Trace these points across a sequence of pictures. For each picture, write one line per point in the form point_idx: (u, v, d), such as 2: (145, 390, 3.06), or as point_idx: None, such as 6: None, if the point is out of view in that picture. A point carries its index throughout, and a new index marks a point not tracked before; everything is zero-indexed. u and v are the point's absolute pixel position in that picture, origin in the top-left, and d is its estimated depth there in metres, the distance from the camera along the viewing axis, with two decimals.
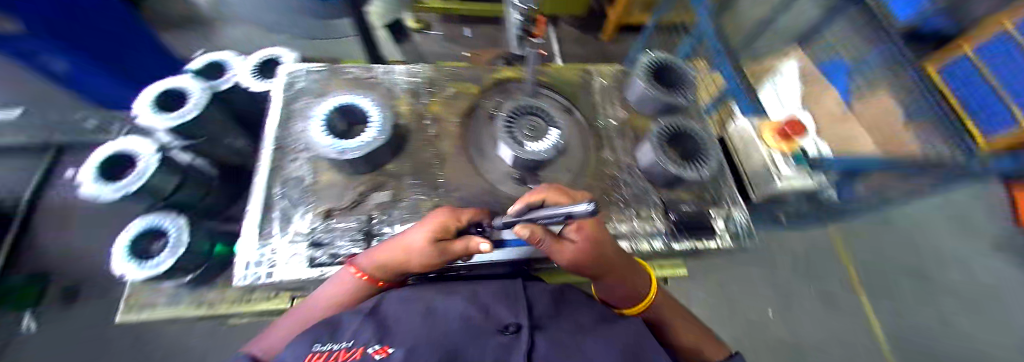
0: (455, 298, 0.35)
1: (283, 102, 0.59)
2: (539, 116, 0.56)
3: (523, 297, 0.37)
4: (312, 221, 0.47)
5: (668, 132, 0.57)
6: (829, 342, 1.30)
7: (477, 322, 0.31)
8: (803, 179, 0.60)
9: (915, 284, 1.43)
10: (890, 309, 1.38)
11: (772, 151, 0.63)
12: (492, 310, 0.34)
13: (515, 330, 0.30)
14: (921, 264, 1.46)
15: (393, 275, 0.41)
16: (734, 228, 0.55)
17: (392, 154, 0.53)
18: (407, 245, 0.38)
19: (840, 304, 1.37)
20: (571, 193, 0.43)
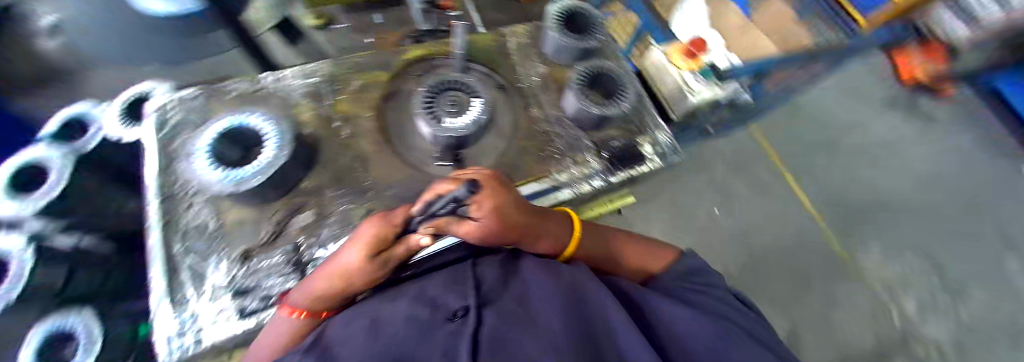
0: (402, 303, 0.37)
1: (156, 142, 0.48)
2: (460, 90, 0.53)
3: (469, 279, 0.39)
4: (231, 268, 0.43)
5: (586, 76, 0.58)
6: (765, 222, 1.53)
7: (424, 318, 0.32)
8: (711, 89, 0.66)
9: (822, 152, 1.69)
10: (807, 179, 1.63)
11: (684, 72, 0.67)
12: (440, 301, 0.36)
13: (461, 314, 0.32)
14: (824, 134, 1.73)
15: (339, 301, 0.39)
16: (661, 149, 0.59)
17: (304, 169, 0.48)
18: (341, 266, 0.36)
19: (769, 188, 1.59)
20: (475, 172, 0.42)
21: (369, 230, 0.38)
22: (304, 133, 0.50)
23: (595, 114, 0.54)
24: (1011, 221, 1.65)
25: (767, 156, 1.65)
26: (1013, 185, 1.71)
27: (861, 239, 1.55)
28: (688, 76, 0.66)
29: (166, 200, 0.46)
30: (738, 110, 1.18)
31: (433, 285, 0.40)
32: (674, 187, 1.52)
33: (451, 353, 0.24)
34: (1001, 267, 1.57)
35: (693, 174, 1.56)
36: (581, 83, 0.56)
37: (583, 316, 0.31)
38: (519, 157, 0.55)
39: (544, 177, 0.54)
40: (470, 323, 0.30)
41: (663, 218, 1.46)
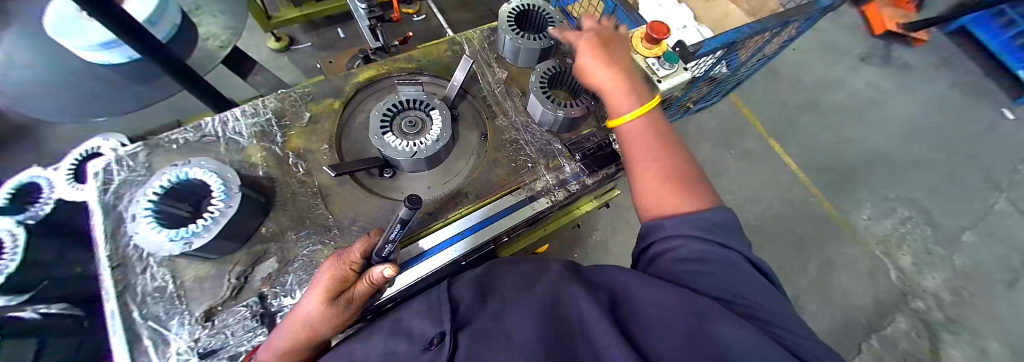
0: (376, 338, 0.34)
1: (100, 205, 0.45)
2: (418, 109, 0.51)
3: (446, 299, 0.36)
4: (192, 332, 0.40)
5: (547, 76, 0.55)
6: (754, 191, 1.53)
7: (399, 353, 0.30)
8: (677, 73, 0.65)
9: (804, 114, 1.70)
10: (792, 143, 1.63)
11: (647, 59, 0.65)
12: (415, 331, 0.33)
13: (438, 342, 0.30)
14: (803, 96, 1.73)
15: (312, 349, 0.37)
16: None
17: (262, 213, 0.45)
18: (306, 316, 0.35)
19: (755, 156, 1.59)
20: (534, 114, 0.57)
21: (329, 273, 0.36)
22: (260, 176, 0.48)
23: (559, 114, 0.52)
24: (992, 158, 1.68)
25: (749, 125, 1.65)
26: (993, 125, 1.74)
27: (849, 196, 1.57)
28: (653, 63, 0.65)
29: (114, 266, 0.42)
30: (714, 83, 1.17)
31: (405, 312, 0.37)
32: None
33: None
34: (986, 205, 1.60)
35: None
36: (543, 85, 0.54)
37: (560, 327, 0.29)
38: (489, 169, 0.53)
39: (518, 188, 0.52)
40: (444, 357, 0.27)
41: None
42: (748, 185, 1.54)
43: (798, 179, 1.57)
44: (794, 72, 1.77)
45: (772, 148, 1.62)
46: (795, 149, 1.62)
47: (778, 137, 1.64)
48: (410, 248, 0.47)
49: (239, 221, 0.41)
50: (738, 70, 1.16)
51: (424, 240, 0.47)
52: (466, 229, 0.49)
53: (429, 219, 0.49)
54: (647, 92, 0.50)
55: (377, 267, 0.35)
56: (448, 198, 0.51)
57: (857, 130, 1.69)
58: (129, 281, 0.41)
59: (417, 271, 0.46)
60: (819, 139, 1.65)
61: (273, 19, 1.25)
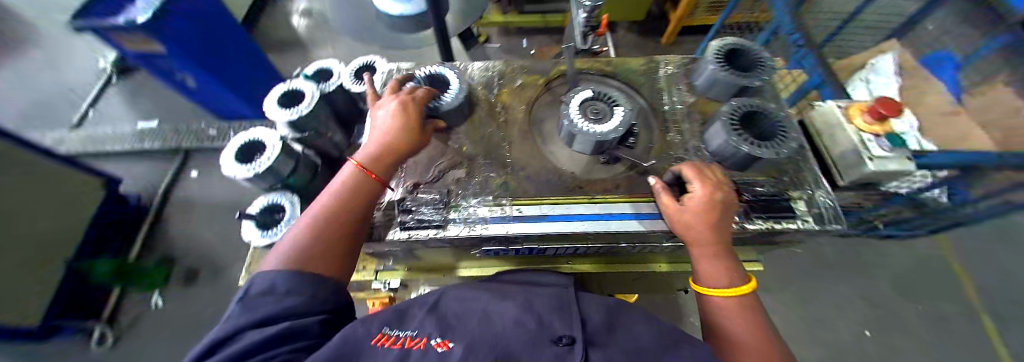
0: (509, 307, 0.47)
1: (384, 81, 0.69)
2: (604, 103, 0.57)
3: (574, 313, 0.47)
4: (400, 191, 0.55)
5: (738, 113, 0.54)
6: (866, 350, 1.28)
7: (531, 328, 0.41)
8: (897, 162, 0.53)
9: (968, 267, 1.42)
10: (945, 323, 1.33)
11: (862, 133, 0.56)
12: (544, 320, 0.44)
13: (566, 341, 0.38)
14: (963, 245, 1.47)
15: (396, 155, 0.48)
16: (819, 212, 0.52)
17: (463, 118, 0.61)
18: (385, 124, 0.48)
19: (879, 291, 1.38)
20: (705, 170, 0.49)
21: (381, 116, 0.49)
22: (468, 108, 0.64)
23: (753, 157, 0.50)
24: None
25: (885, 254, 1.44)
26: None
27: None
28: (869, 137, 0.55)
29: None
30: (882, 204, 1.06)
31: (538, 303, 0.50)
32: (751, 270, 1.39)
33: None
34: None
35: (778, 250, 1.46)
36: (735, 123, 0.53)
37: None
38: (643, 177, 0.56)
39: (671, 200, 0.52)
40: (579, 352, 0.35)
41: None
42: (867, 344, 1.29)
43: (939, 345, 1.29)
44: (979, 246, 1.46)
45: (908, 293, 1.37)
46: (951, 332, 1.31)
47: (924, 306, 1.36)
48: (561, 206, 0.53)
49: (450, 112, 0.56)
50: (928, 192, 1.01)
51: (576, 205, 0.53)
52: (619, 213, 0.52)
53: (575, 192, 0.55)
54: (741, 275, 0.47)
55: (417, 89, 0.54)
56: (605, 182, 0.56)
57: None
58: None
59: (555, 227, 0.51)
60: (993, 334, 1.31)
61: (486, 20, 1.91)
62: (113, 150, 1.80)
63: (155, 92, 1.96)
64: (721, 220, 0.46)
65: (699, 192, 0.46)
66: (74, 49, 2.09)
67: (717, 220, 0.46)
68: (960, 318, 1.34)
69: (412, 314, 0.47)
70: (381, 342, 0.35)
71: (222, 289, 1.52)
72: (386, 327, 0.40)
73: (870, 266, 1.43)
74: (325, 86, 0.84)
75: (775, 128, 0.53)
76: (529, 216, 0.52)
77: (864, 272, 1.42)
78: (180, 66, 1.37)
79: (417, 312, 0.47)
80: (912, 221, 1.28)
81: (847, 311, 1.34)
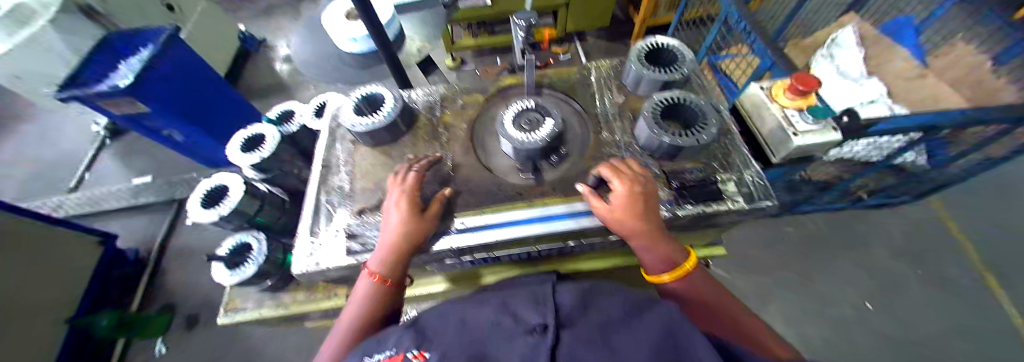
0: (485, 313, 0.42)
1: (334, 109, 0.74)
2: (537, 111, 0.60)
3: (550, 302, 0.42)
4: (350, 218, 0.58)
5: (662, 107, 0.57)
6: (876, 325, 1.21)
7: (506, 325, 0.38)
8: (821, 134, 0.55)
9: (963, 226, 1.38)
10: (954, 287, 1.27)
11: (786, 109, 0.57)
12: (519, 317, 0.40)
13: (541, 329, 0.35)
14: (956, 205, 1.42)
15: (403, 260, 0.51)
16: (748, 191, 0.53)
17: (406, 126, 0.66)
18: (392, 230, 0.50)
19: (877, 260, 1.33)
20: (622, 166, 0.51)
21: (388, 224, 0.51)
22: (413, 132, 0.67)
23: (676, 147, 0.52)
24: None
25: (877, 223, 1.40)
26: None
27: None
28: (791, 113, 0.57)
29: (324, 166, 0.66)
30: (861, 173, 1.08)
31: (514, 301, 0.46)
32: (742, 255, 1.36)
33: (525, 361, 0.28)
34: None
35: (768, 228, 1.42)
36: (656, 116, 0.56)
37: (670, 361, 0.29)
38: (578, 177, 0.58)
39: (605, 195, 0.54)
40: (549, 341, 0.31)
41: (730, 272, 1.32)
42: (876, 318, 1.22)
43: (948, 308, 1.23)
44: (973, 206, 1.43)
45: (906, 259, 1.32)
46: (961, 296, 1.25)
47: (929, 272, 1.30)
48: (500, 213, 0.55)
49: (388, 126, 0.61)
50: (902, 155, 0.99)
51: (513, 211, 0.55)
52: (556, 213, 0.54)
53: (517, 199, 0.57)
54: (681, 252, 0.50)
55: (414, 178, 0.55)
56: (543, 186, 0.59)
57: None
58: (330, 178, 0.64)
59: (498, 235, 0.53)
60: (1006, 295, 1.25)
61: (456, 44, 1.98)
62: (108, 208, 1.83)
63: (151, 148, 2.03)
64: (646, 207, 0.48)
65: (619, 190, 0.47)
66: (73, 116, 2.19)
67: (643, 210, 0.47)
68: (968, 281, 1.28)
69: (390, 333, 0.41)
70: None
71: (214, 336, 1.50)
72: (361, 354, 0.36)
73: (868, 237, 1.38)
74: (286, 129, 0.96)
75: (696, 116, 0.55)
76: (472, 227, 0.54)
77: (862, 244, 1.37)
78: (167, 124, 1.43)
79: (394, 330, 0.42)
80: (893, 188, 1.26)
81: (849, 287, 1.28)
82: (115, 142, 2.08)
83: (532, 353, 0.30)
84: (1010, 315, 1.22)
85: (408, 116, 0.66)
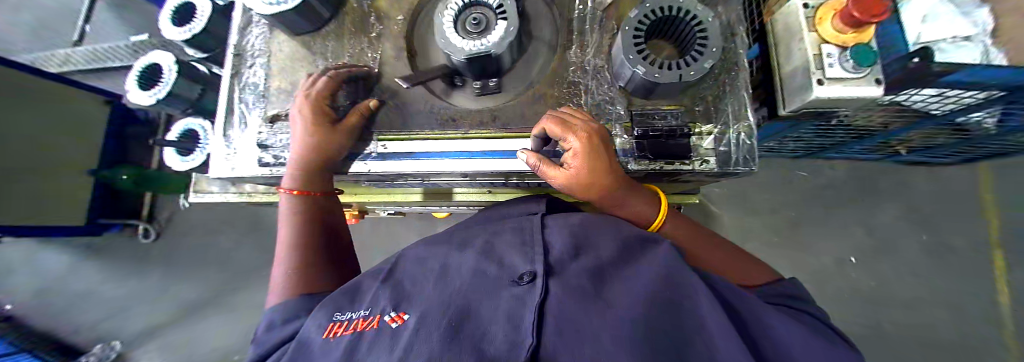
0: (470, 253, 0.38)
1: None
2: (486, 5, 0.44)
3: (539, 243, 0.37)
4: (263, 123, 0.51)
5: (652, 21, 0.41)
6: (845, 279, 1.20)
7: (490, 274, 0.33)
8: (857, 86, 0.41)
9: (1006, 200, 1.19)
10: (951, 257, 1.19)
11: (823, 46, 0.41)
12: (504, 260, 0.36)
13: (528, 279, 0.31)
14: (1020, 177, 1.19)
15: (318, 170, 0.46)
16: (728, 150, 0.43)
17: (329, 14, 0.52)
18: (316, 147, 0.44)
19: (881, 220, 1.24)
20: (568, 117, 0.38)
21: (306, 142, 0.44)
22: (339, 20, 0.53)
23: (652, 83, 0.40)
24: None
25: (902, 185, 1.24)
26: None
27: (1001, 328, 1.13)
28: (830, 53, 0.41)
29: (236, 55, 0.55)
30: (907, 127, 0.88)
31: (502, 239, 0.40)
32: (735, 199, 1.28)
33: (512, 324, 0.26)
34: None
35: (777, 172, 1.28)
36: (641, 33, 0.40)
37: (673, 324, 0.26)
38: (528, 107, 0.48)
39: None
40: (537, 296, 0.28)
41: (718, 211, 1.27)
42: (848, 273, 1.21)
43: (931, 274, 1.19)
44: None
45: (912, 224, 1.22)
46: (953, 266, 1.18)
47: (930, 240, 1.21)
48: (427, 140, 0.48)
49: (298, 12, 0.47)
50: (967, 117, 0.78)
51: (441, 139, 0.47)
52: (490, 149, 0.46)
53: (453, 125, 0.49)
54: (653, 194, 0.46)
55: (329, 86, 0.45)
56: (484, 114, 0.49)
57: None
58: (242, 72, 0.54)
59: (422, 165, 0.47)
60: (1010, 273, 1.15)
61: None
62: (112, 66, 1.66)
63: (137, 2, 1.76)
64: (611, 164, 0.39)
65: (576, 148, 0.35)
66: None
67: (606, 160, 0.37)
68: (972, 254, 1.18)
69: (366, 289, 0.37)
70: (331, 336, 0.29)
71: None
72: (338, 312, 0.33)
73: (882, 198, 1.25)
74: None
75: (696, 40, 0.40)
76: (396, 153, 0.48)
77: (871, 203, 1.25)
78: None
79: (372, 285, 0.38)
80: (935, 152, 1.08)
81: (834, 243, 1.23)
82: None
83: (518, 312, 0.27)
84: (999, 290, 1.15)
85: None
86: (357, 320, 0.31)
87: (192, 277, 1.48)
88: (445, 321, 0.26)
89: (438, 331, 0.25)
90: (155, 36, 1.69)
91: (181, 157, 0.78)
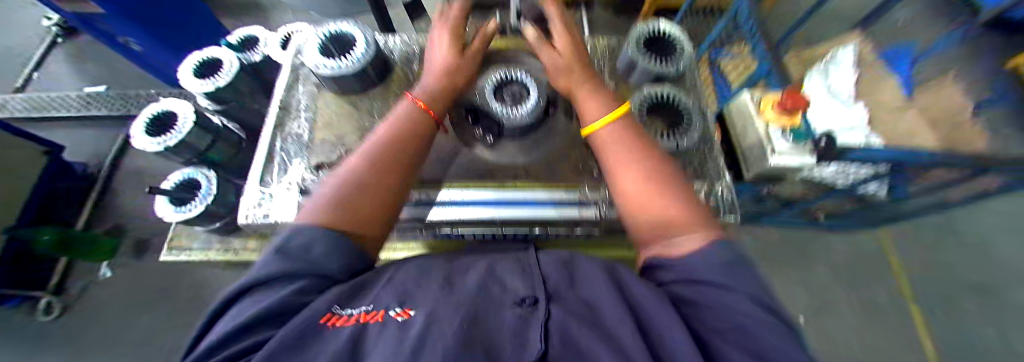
0: (472, 275, 0.38)
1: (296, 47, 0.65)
2: (522, 83, 0.55)
3: (537, 271, 0.38)
4: (304, 171, 0.54)
5: (649, 104, 0.55)
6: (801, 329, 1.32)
7: (493, 295, 0.33)
8: (799, 158, 0.54)
9: (911, 256, 1.43)
10: (879, 305, 1.37)
11: (770, 126, 0.56)
12: (506, 286, 0.36)
13: (530, 303, 0.32)
14: (915, 237, 1.46)
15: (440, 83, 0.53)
16: (716, 203, 0.54)
17: (376, 80, 0.60)
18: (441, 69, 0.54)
19: (822, 275, 1.41)
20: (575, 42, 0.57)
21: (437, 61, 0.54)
22: (386, 85, 0.61)
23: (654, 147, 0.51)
24: None
25: (831, 242, 1.45)
26: None
27: None
28: (775, 131, 0.55)
29: (281, 110, 0.59)
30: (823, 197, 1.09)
31: (501, 267, 0.40)
32: None
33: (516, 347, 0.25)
34: None
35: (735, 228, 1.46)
36: (642, 113, 0.53)
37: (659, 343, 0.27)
38: (552, 165, 0.57)
39: (574, 188, 0.55)
40: (542, 319, 0.29)
41: None
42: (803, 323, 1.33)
43: (869, 323, 1.34)
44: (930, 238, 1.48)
45: (845, 275, 1.41)
46: (883, 315, 1.36)
47: (861, 290, 1.39)
48: (469, 191, 0.55)
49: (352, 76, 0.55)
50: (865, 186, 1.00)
51: (479, 190, 0.55)
52: (522, 199, 0.54)
53: (489, 178, 0.56)
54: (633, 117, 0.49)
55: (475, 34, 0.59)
56: (516, 167, 0.57)
57: (986, 334, 1.31)
58: (286, 124, 0.58)
59: (464, 212, 0.54)
60: (926, 319, 1.34)
61: None
62: (55, 116, 1.57)
63: (99, 49, 1.73)
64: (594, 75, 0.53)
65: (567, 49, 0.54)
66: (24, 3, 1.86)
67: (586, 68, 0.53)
68: (895, 302, 1.37)
69: (369, 285, 0.33)
70: (332, 326, 0.26)
71: None
72: (339, 303, 0.29)
73: (821, 251, 1.44)
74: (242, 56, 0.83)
75: (684, 120, 0.54)
76: (439, 201, 0.55)
77: (812, 257, 1.44)
78: (123, 30, 1.20)
79: (375, 284, 0.34)
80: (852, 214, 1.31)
81: (788, 293, 1.37)
82: (66, 42, 1.75)
83: (520, 332, 0.28)
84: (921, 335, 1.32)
85: (382, 63, 0.60)
86: (359, 315, 0.28)
87: (107, 354, 1.22)
88: (457, 332, 0.25)
89: (452, 342, 0.24)
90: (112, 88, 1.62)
91: (176, 210, 0.74)
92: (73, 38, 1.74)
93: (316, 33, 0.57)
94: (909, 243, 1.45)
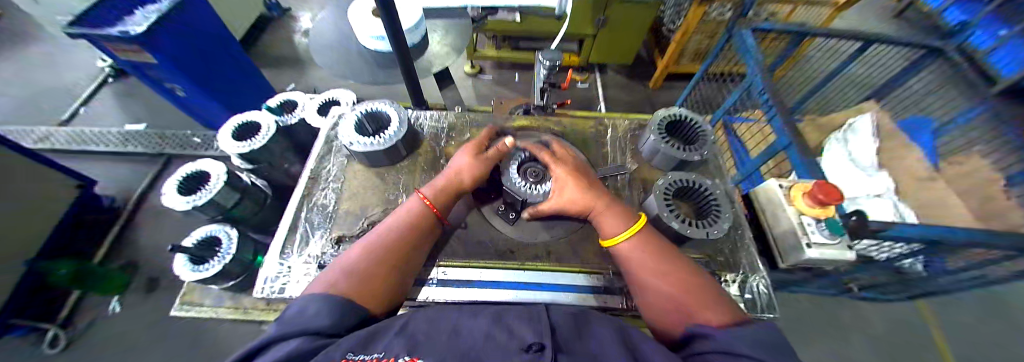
0: (481, 318, 0.34)
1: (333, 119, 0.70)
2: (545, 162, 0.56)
3: (545, 319, 0.35)
4: (327, 242, 0.54)
5: (674, 188, 0.54)
6: None
7: (498, 340, 0.30)
8: (839, 251, 0.52)
9: (960, 341, 1.30)
10: None
11: (802, 216, 0.55)
12: (513, 330, 0.32)
13: (537, 349, 0.28)
14: (960, 319, 1.33)
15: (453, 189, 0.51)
16: (754, 298, 0.50)
17: (405, 154, 0.63)
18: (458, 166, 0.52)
19: (865, 357, 1.25)
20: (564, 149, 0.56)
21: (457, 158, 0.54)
22: (413, 158, 0.64)
23: (684, 236, 0.49)
24: None
25: (869, 320, 1.33)
26: None
27: None
28: (809, 222, 0.54)
29: (310, 179, 0.61)
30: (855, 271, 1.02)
31: (511, 312, 0.36)
32: None
33: None
34: None
35: None
36: (668, 196, 0.52)
37: None
38: (574, 245, 0.56)
39: (598, 272, 0.53)
40: None
41: None
42: None
43: None
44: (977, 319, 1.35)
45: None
46: None
47: None
48: (489, 271, 0.53)
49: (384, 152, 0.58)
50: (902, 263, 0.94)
51: (499, 269, 0.53)
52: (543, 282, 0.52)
53: (509, 257, 0.54)
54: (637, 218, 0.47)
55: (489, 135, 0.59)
56: (535, 246, 0.56)
57: None
58: (315, 193, 0.60)
59: (479, 294, 0.51)
60: None
61: (476, 52, 1.75)
62: (90, 149, 1.67)
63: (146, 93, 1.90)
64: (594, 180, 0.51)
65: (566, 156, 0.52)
66: (82, 46, 2.07)
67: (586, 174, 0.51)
68: None
69: (383, 333, 0.30)
70: None
71: None
72: (352, 349, 0.26)
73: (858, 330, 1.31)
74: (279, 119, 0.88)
75: (712, 206, 0.53)
76: (455, 280, 0.52)
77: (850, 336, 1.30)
78: (169, 77, 1.26)
79: (388, 331, 0.30)
80: (886, 290, 1.22)
81: None
82: (116, 82, 1.94)
83: None
84: None
85: (412, 138, 0.63)
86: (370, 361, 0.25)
87: None
88: None
89: None
90: (152, 127, 1.77)
91: (192, 268, 0.74)
92: (124, 78, 1.95)
93: (354, 111, 0.62)
94: (955, 326, 1.32)
